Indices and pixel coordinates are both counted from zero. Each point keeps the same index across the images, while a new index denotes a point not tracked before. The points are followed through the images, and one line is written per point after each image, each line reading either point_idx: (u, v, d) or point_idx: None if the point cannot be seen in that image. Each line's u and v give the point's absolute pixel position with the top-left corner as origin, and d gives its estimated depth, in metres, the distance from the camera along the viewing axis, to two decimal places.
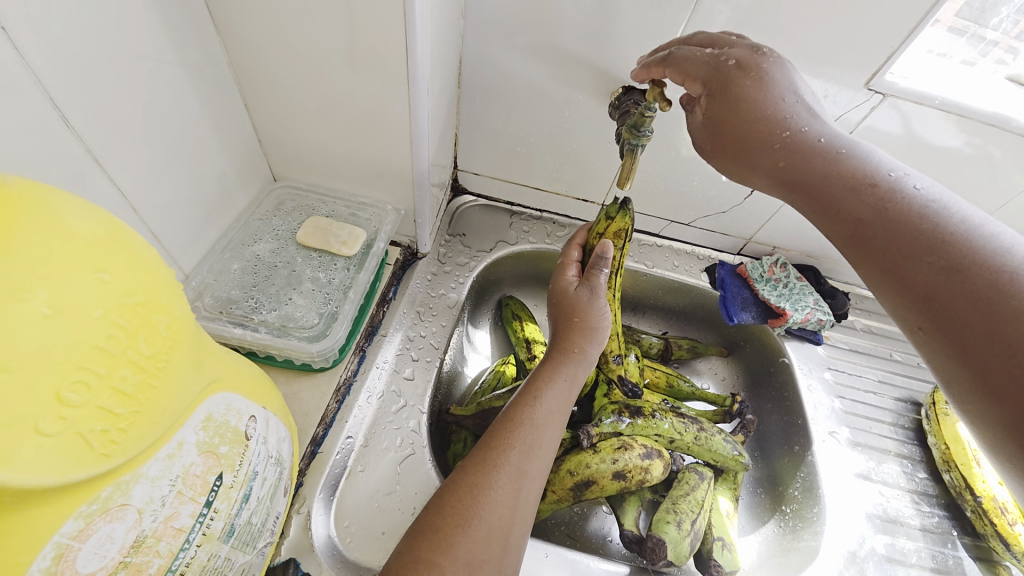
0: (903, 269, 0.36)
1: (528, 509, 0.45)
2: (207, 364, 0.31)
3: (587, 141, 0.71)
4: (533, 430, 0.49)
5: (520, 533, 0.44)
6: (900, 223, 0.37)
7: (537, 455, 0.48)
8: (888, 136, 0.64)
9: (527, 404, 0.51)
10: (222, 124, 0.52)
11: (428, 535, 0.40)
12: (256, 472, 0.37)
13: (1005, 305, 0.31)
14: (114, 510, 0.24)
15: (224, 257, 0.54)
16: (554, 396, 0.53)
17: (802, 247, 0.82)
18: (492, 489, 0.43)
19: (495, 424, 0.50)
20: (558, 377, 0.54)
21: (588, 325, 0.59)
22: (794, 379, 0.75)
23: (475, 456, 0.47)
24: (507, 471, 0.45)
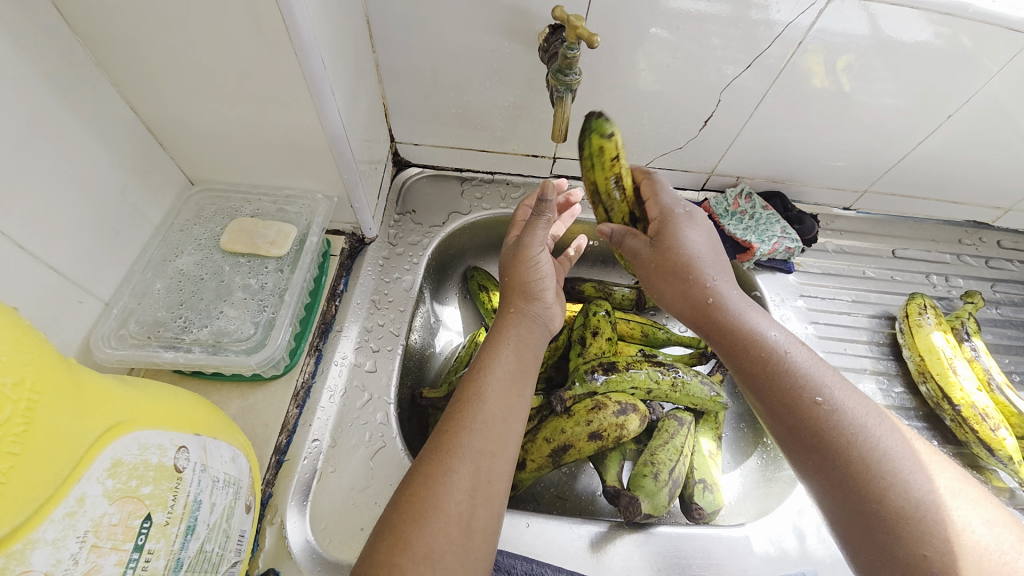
0: (790, 430, 0.46)
1: (492, 488, 0.44)
2: (101, 408, 0.29)
3: (525, 92, 0.66)
4: (482, 407, 0.47)
5: (485, 514, 0.43)
6: (805, 413, 0.45)
7: (491, 431, 0.46)
8: (853, 39, 0.59)
9: (474, 381, 0.49)
10: (109, 132, 0.47)
11: (386, 535, 0.40)
12: (201, 500, 0.35)
13: (865, 487, 0.41)
14: None
15: (147, 276, 0.50)
16: (502, 367, 0.51)
17: (767, 174, 0.79)
18: (447, 477, 0.43)
19: (448, 409, 0.48)
20: (502, 345, 0.53)
21: (525, 284, 0.57)
22: (768, 312, 0.74)
23: (431, 444, 0.46)
24: (460, 456, 0.44)
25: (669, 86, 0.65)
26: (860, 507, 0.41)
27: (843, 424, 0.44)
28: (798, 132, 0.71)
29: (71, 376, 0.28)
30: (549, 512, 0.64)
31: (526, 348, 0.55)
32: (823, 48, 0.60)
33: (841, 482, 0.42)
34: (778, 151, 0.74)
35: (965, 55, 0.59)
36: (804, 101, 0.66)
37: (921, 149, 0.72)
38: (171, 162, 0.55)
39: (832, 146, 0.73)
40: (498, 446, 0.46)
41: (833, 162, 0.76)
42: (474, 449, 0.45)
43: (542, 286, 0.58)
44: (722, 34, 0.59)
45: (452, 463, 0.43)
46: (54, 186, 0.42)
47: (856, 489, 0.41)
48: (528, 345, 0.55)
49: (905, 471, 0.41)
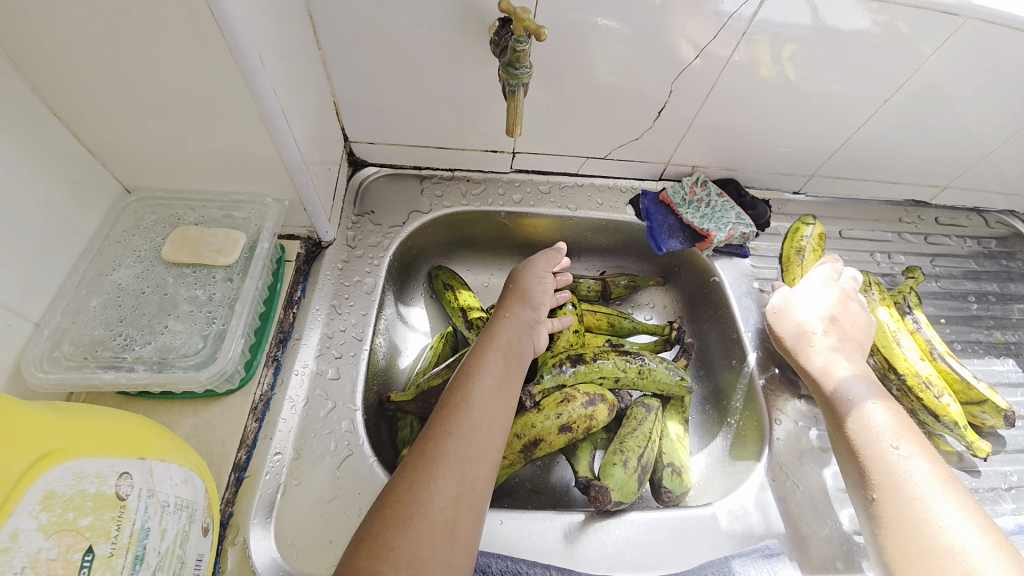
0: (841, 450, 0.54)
1: (477, 493, 0.45)
2: (29, 441, 0.28)
3: (481, 86, 0.65)
4: (470, 412, 0.48)
5: (469, 521, 0.43)
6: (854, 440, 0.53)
7: (479, 438, 0.47)
8: (797, 28, 0.61)
9: (462, 386, 0.50)
10: (28, 138, 0.43)
11: (369, 542, 0.39)
12: (150, 527, 0.34)
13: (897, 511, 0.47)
14: None
15: (81, 293, 0.47)
16: (491, 371, 0.52)
17: (720, 162, 0.81)
18: (432, 483, 0.43)
19: (434, 415, 0.49)
20: (491, 350, 0.55)
21: (524, 292, 0.63)
22: (726, 297, 0.76)
23: (415, 451, 0.46)
24: (446, 461, 0.44)
25: (623, 78, 0.66)
26: (876, 520, 0.49)
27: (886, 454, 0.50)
28: (748, 120, 0.73)
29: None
30: (524, 507, 0.65)
31: (516, 352, 0.56)
32: (769, 38, 0.62)
33: (869, 505, 0.50)
34: (730, 139, 0.77)
35: (898, 44, 0.63)
36: (753, 89, 0.68)
37: (861, 134, 0.76)
38: (102, 170, 0.51)
39: (780, 133, 0.76)
40: (484, 451, 0.47)
41: (781, 148, 0.79)
42: (460, 453, 0.45)
43: (539, 297, 0.63)
44: (671, 26, 0.60)
45: (438, 469, 0.44)
46: None
47: (878, 505, 0.49)
48: (518, 350, 0.57)
49: (923, 507, 0.46)
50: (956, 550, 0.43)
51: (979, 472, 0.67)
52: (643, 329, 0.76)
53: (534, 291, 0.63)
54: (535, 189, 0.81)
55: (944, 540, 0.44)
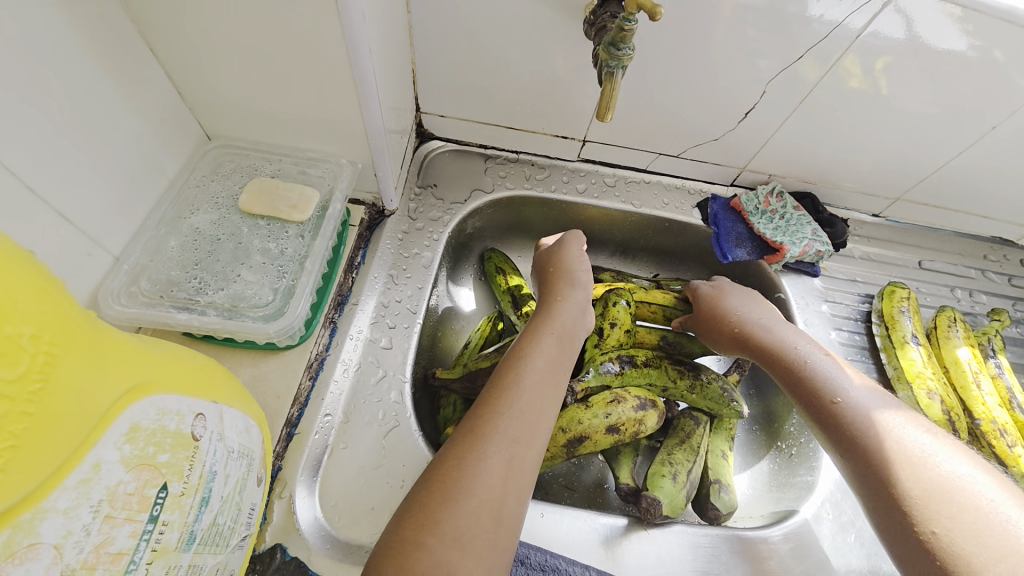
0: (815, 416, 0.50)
1: (524, 476, 0.43)
2: (120, 368, 0.26)
3: (564, 67, 0.63)
4: (521, 393, 0.46)
5: (514, 502, 0.42)
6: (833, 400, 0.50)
7: (528, 420, 0.45)
8: (890, 42, 0.56)
9: (513, 368, 0.49)
10: (125, 73, 0.43)
11: (415, 513, 0.39)
12: (215, 472, 0.33)
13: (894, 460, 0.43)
14: (20, 552, 0.21)
15: (160, 233, 0.47)
16: (542, 353, 0.50)
17: (800, 173, 0.77)
18: (480, 460, 0.41)
19: (483, 393, 0.47)
20: (544, 332, 0.53)
21: (569, 273, 0.61)
22: (792, 315, 0.72)
23: (463, 428, 0.44)
24: (495, 439, 0.43)
25: (715, 75, 0.62)
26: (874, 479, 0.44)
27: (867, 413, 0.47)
28: (840, 132, 0.69)
29: (93, 330, 0.25)
30: (558, 502, 0.63)
31: (567, 337, 0.54)
32: (863, 49, 0.57)
33: (863, 467, 0.45)
34: (816, 150, 0.72)
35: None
36: (853, 100, 0.64)
37: (961, 159, 0.70)
38: (189, 113, 0.51)
39: (872, 149, 0.71)
40: (532, 433, 0.45)
41: (869, 166, 0.74)
42: (509, 433, 0.44)
43: (584, 277, 0.60)
44: (778, 23, 0.56)
45: (488, 448, 0.42)
46: (66, 127, 0.38)
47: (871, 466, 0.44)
48: (571, 334, 0.55)
49: (925, 460, 0.42)
50: (967, 487, 0.39)
51: None
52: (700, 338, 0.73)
53: (582, 273, 0.61)
54: (600, 181, 0.79)
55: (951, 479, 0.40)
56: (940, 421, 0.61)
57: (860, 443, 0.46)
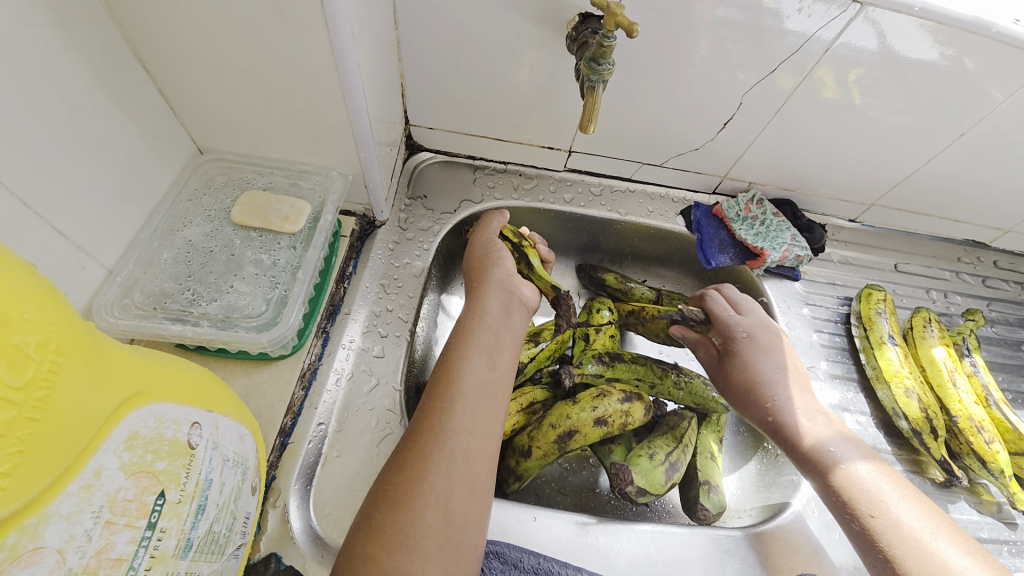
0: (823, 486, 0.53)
1: (479, 469, 0.44)
2: (119, 377, 0.27)
3: (549, 81, 0.65)
4: (459, 391, 0.47)
5: (467, 494, 0.42)
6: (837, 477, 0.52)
7: (466, 419, 0.45)
8: (864, 54, 0.59)
9: (444, 374, 0.48)
10: (118, 90, 0.44)
11: (365, 528, 0.40)
12: (210, 480, 0.34)
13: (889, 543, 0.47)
14: (27, 556, 0.21)
15: (153, 246, 0.48)
16: (479, 348, 0.50)
17: (779, 181, 0.79)
18: (421, 463, 0.42)
19: (424, 396, 0.48)
20: (473, 327, 0.52)
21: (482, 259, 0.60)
22: (774, 318, 0.75)
23: (403, 440, 0.45)
24: (437, 441, 0.43)
25: (696, 87, 0.65)
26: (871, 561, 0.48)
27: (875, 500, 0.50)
28: (816, 140, 0.71)
29: (93, 340, 0.26)
30: (550, 506, 0.64)
31: (506, 330, 0.54)
32: (837, 61, 0.60)
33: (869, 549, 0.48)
34: (793, 159, 0.75)
35: (996, 75, 0.60)
36: (827, 108, 0.66)
37: (931, 166, 0.73)
38: (182, 128, 0.52)
39: (846, 157, 0.74)
40: (479, 424, 0.46)
41: (845, 173, 0.77)
42: (451, 432, 0.44)
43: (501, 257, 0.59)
44: (752, 40, 0.59)
45: (429, 449, 0.43)
46: (60, 143, 0.39)
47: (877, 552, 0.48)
48: (510, 328, 0.54)
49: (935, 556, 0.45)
50: None
51: (1018, 525, 0.63)
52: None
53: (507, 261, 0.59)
54: (587, 191, 0.81)
55: None
56: (918, 418, 0.63)
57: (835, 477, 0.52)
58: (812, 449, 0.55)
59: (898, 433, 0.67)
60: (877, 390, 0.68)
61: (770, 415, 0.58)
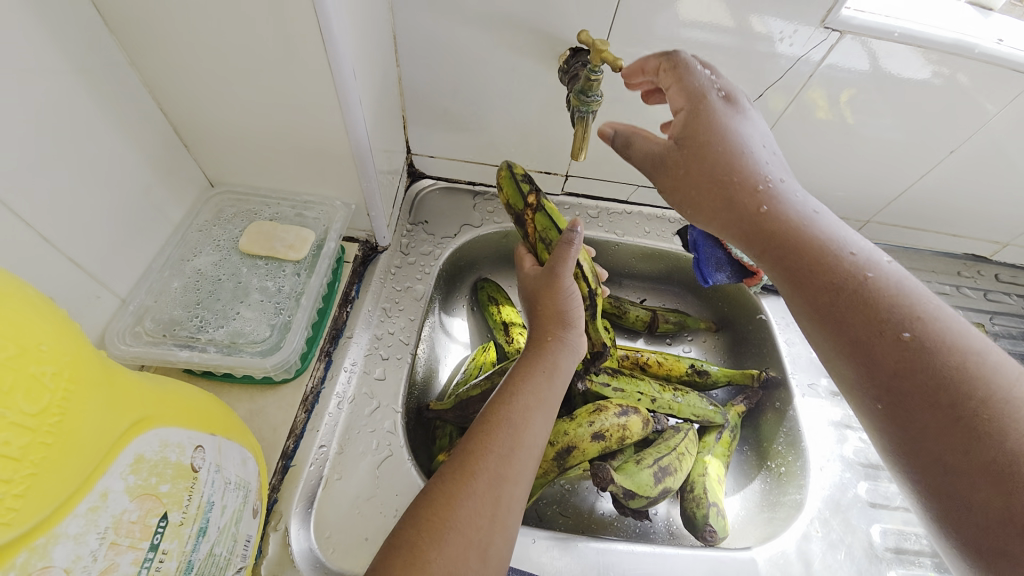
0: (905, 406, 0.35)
1: (510, 513, 0.45)
2: (128, 403, 0.28)
3: (543, 109, 0.68)
4: (511, 432, 0.48)
5: (500, 540, 0.43)
6: (925, 375, 0.34)
7: (516, 458, 0.47)
8: (856, 74, 0.61)
9: (504, 404, 0.50)
10: (135, 129, 0.47)
11: (403, 550, 0.40)
12: (212, 502, 0.35)
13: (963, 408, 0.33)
14: None
15: (164, 275, 0.50)
16: (534, 395, 0.52)
17: None
18: (467, 500, 0.43)
19: (475, 430, 0.49)
20: (534, 373, 0.54)
21: (561, 313, 0.57)
22: (772, 336, 0.75)
23: (455, 461, 0.46)
24: (484, 478, 0.45)
25: None
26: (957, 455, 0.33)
27: (942, 348, 0.35)
28: (808, 159, 0.73)
29: (105, 367, 0.27)
30: (551, 528, 0.64)
31: (559, 378, 0.55)
32: (826, 81, 0.62)
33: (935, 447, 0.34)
34: None
35: (988, 89, 0.61)
36: (816, 129, 0.68)
37: (924, 182, 0.74)
38: (194, 163, 0.55)
39: (839, 175, 0.75)
40: (521, 471, 0.47)
41: (840, 191, 0.78)
42: (497, 472, 0.45)
43: (577, 315, 0.58)
44: (736, 66, 0.61)
45: (475, 486, 0.44)
46: (79, 181, 0.42)
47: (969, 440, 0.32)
48: (562, 376, 0.55)
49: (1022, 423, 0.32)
50: None
51: None
52: (724, 379, 0.72)
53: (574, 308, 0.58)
54: (584, 213, 0.82)
55: None
56: None
57: (903, 368, 0.35)
58: (874, 303, 0.37)
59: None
60: None
61: (762, 204, 0.42)
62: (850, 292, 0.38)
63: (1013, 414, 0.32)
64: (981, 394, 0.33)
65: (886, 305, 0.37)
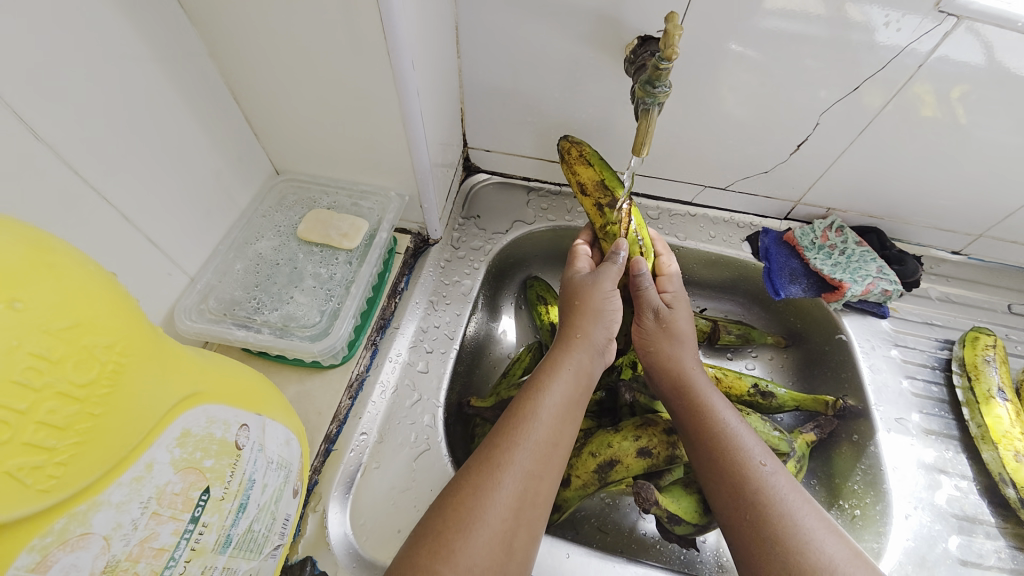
0: (720, 495, 0.47)
1: (537, 508, 0.43)
2: (179, 378, 0.29)
3: (604, 104, 0.64)
4: (538, 426, 0.46)
5: (525, 535, 0.42)
6: (733, 466, 0.47)
7: (545, 454, 0.45)
8: (967, 67, 0.52)
9: (532, 399, 0.48)
10: (209, 119, 0.50)
11: (429, 540, 0.39)
12: (253, 480, 0.36)
13: (761, 510, 0.44)
14: (74, 540, 0.23)
15: (229, 257, 0.53)
16: (561, 389, 0.49)
17: (863, 207, 0.72)
18: (491, 493, 0.41)
19: (500, 422, 0.47)
20: (562, 367, 0.51)
21: (598, 310, 0.54)
22: (854, 362, 0.66)
23: (479, 455, 0.45)
24: (510, 472, 0.43)
25: (764, 107, 0.61)
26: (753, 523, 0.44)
27: (772, 487, 0.45)
28: (909, 163, 0.64)
29: (158, 343, 0.28)
30: (588, 544, 0.61)
31: (587, 374, 0.52)
32: (934, 77, 0.54)
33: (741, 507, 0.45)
34: (880, 183, 0.67)
35: None
36: (920, 127, 0.59)
37: None
38: (263, 152, 0.58)
39: (947, 181, 0.65)
40: (547, 467, 0.45)
41: (944, 200, 0.68)
42: (523, 466, 0.44)
43: (613, 317, 0.55)
44: (825, 56, 0.54)
45: (500, 480, 0.42)
46: (155, 165, 0.45)
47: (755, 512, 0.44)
48: (589, 373, 0.52)
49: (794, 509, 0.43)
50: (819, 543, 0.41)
51: None
52: (792, 403, 0.65)
53: (608, 302, 0.54)
54: (643, 214, 0.78)
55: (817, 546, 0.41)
56: None
57: (727, 463, 0.47)
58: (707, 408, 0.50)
59: (1006, 504, 0.57)
60: (981, 451, 0.59)
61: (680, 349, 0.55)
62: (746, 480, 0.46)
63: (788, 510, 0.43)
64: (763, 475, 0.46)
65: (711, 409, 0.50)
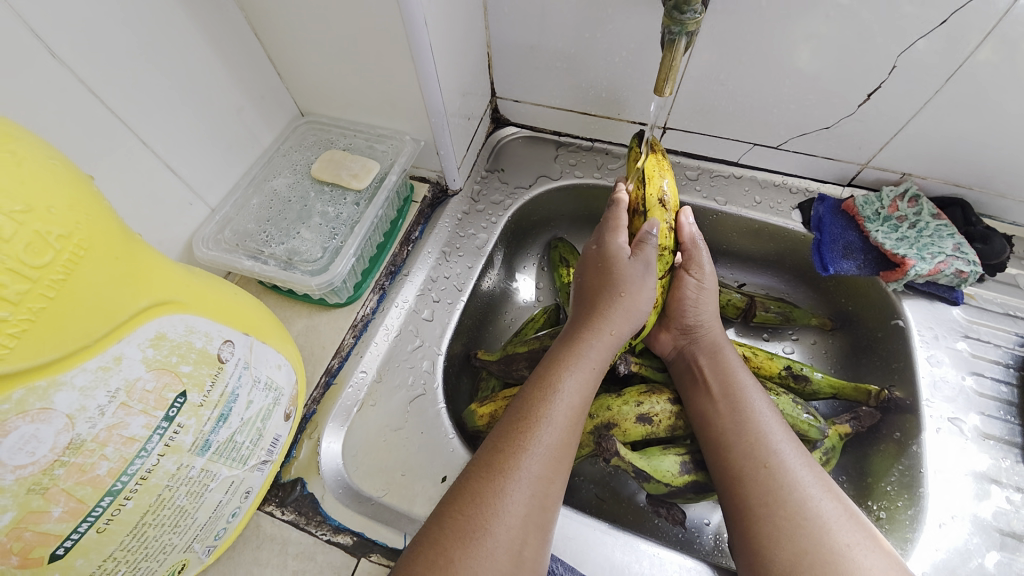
0: (725, 459, 0.46)
1: (548, 513, 0.40)
2: (150, 283, 0.31)
3: (639, 47, 0.58)
4: (550, 430, 0.42)
5: (536, 538, 0.39)
6: (746, 432, 0.46)
7: (557, 458, 0.42)
8: None
9: (541, 398, 0.44)
10: (229, 54, 0.51)
11: (425, 550, 0.36)
12: (238, 394, 0.37)
13: (767, 477, 0.43)
14: (34, 412, 0.25)
15: (247, 191, 0.55)
16: (578, 389, 0.45)
17: (947, 175, 0.60)
18: (499, 500, 0.38)
19: (504, 423, 0.43)
20: (581, 363, 0.46)
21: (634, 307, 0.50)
22: (911, 351, 0.58)
23: (479, 460, 0.41)
24: (513, 477, 0.39)
25: (827, 47, 0.52)
26: (761, 489, 0.43)
27: (782, 456, 0.44)
28: (1017, 119, 0.52)
29: (129, 247, 0.30)
30: (582, 509, 0.59)
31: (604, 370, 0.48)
32: None
33: (747, 473, 0.44)
34: (976, 144, 0.56)
35: None
36: None
37: None
38: (286, 93, 0.59)
39: None
40: (559, 469, 0.42)
41: None
42: (533, 472, 0.40)
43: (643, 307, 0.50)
44: None
45: (507, 486, 0.39)
46: (173, 96, 0.47)
47: (765, 479, 0.43)
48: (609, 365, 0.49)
49: (801, 476, 0.43)
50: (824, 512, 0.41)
51: None
52: (829, 390, 0.58)
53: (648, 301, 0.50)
54: (681, 174, 0.71)
55: (821, 513, 0.41)
56: None
57: (742, 431, 0.46)
58: (725, 377, 0.50)
59: None
60: None
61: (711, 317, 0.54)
62: (757, 448, 0.45)
63: (790, 475, 0.43)
64: (773, 443, 0.45)
65: (729, 378, 0.49)
